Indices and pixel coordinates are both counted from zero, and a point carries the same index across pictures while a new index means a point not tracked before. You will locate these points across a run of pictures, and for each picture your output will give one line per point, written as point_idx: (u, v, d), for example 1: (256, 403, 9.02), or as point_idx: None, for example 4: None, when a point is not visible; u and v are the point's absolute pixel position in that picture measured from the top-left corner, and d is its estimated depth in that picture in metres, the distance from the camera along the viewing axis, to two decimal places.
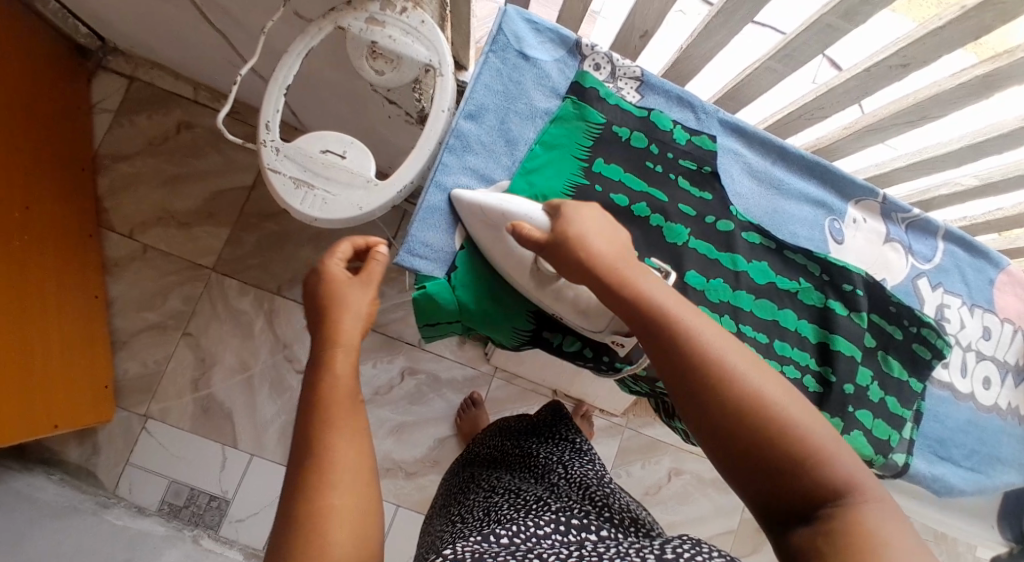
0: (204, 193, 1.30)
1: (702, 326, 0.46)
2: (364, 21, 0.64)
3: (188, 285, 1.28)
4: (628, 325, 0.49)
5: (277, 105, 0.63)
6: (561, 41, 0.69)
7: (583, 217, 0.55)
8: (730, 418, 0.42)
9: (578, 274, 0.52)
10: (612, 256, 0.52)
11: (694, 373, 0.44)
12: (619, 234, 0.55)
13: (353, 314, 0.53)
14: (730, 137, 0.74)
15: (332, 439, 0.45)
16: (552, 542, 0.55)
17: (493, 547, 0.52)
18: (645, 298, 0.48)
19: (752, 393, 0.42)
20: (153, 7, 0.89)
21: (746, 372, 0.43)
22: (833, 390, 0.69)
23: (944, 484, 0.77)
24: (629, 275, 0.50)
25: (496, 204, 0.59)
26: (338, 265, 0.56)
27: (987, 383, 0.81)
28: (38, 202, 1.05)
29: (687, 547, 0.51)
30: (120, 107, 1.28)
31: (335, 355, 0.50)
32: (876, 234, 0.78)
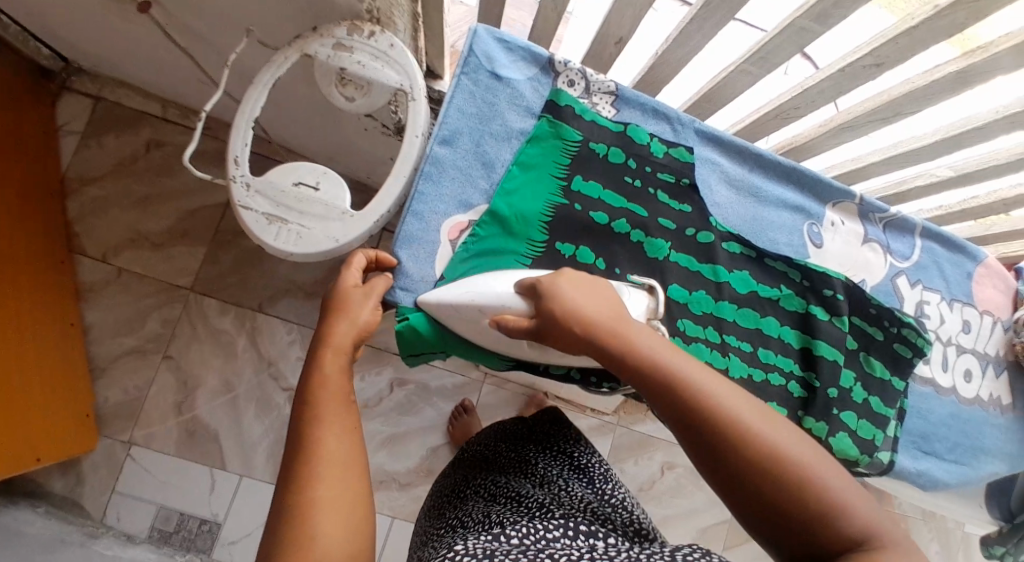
0: (180, 212, 1.27)
1: (701, 376, 0.46)
2: (331, 47, 0.63)
3: (166, 307, 1.25)
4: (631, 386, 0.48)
5: (246, 139, 0.62)
6: (533, 58, 0.69)
7: (565, 278, 0.53)
8: (737, 461, 0.42)
9: (566, 337, 0.51)
10: (606, 316, 0.50)
11: (697, 420, 0.44)
12: (606, 288, 0.54)
13: (352, 322, 0.52)
14: (707, 147, 0.74)
15: (320, 442, 0.44)
16: (558, 547, 0.53)
17: (497, 551, 0.50)
18: (640, 353, 0.47)
19: (756, 436, 0.42)
20: (116, 29, 0.86)
21: (758, 428, 0.43)
22: (817, 394, 0.70)
23: (929, 478, 0.78)
24: (620, 330, 0.49)
25: (465, 298, 0.57)
26: (352, 276, 0.56)
27: (968, 375, 0.83)
28: (6, 229, 1.02)
29: (697, 555, 0.49)
30: (87, 129, 1.24)
31: (325, 354, 0.49)
32: (855, 235, 0.78)
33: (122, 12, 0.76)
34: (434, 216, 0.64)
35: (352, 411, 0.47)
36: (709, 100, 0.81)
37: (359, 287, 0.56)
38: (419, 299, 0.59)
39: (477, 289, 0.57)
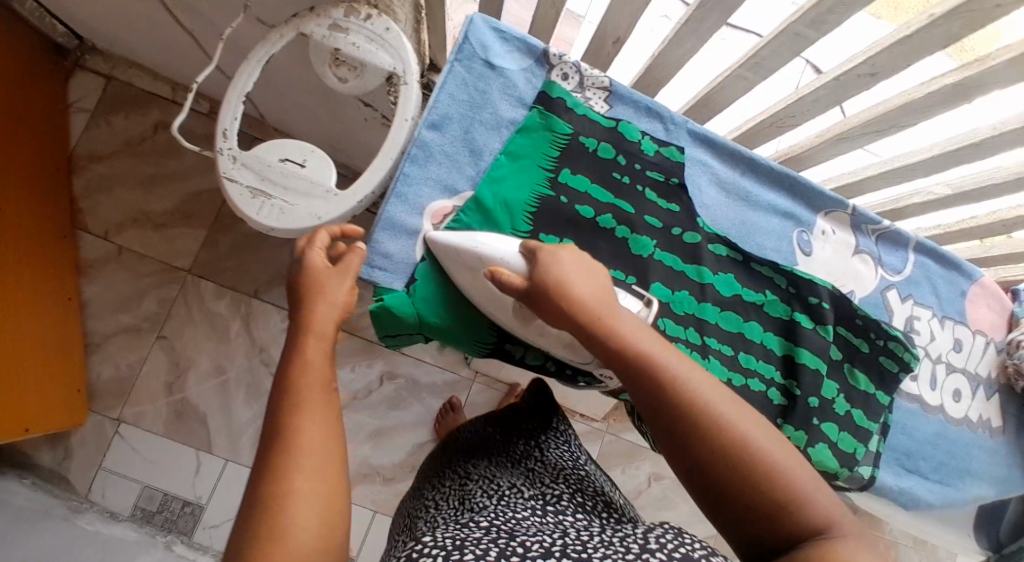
0: (183, 194, 1.28)
1: (690, 376, 0.46)
2: (327, 27, 0.64)
3: (163, 288, 1.26)
4: (612, 369, 0.49)
5: (235, 113, 0.62)
6: (528, 49, 0.69)
7: (565, 260, 0.53)
8: (720, 461, 0.43)
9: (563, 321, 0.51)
10: (593, 298, 0.51)
11: (681, 417, 0.44)
12: (596, 269, 0.54)
13: (329, 303, 0.52)
14: (699, 148, 0.73)
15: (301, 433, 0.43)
16: (532, 531, 0.52)
17: (471, 537, 0.48)
18: (632, 345, 0.48)
19: (738, 437, 0.43)
20: (125, 9, 0.88)
21: (729, 418, 0.44)
22: (798, 403, 0.69)
23: (911, 498, 0.77)
24: (614, 321, 0.49)
25: (467, 244, 0.58)
26: (320, 255, 0.55)
27: (957, 395, 0.81)
28: (10, 200, 1.03)
29: (669, 538, 0.48)
30: (97, 107, 1.26)
31: (307, 341, 0.49)
32: (846, 246, 0.77)
33: None
34: (418, 199, 0.64)
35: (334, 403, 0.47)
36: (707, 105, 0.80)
37: (328, 267, 0.55)
38: (428, 234, 0.61)
39: (480, 239, 0.57)
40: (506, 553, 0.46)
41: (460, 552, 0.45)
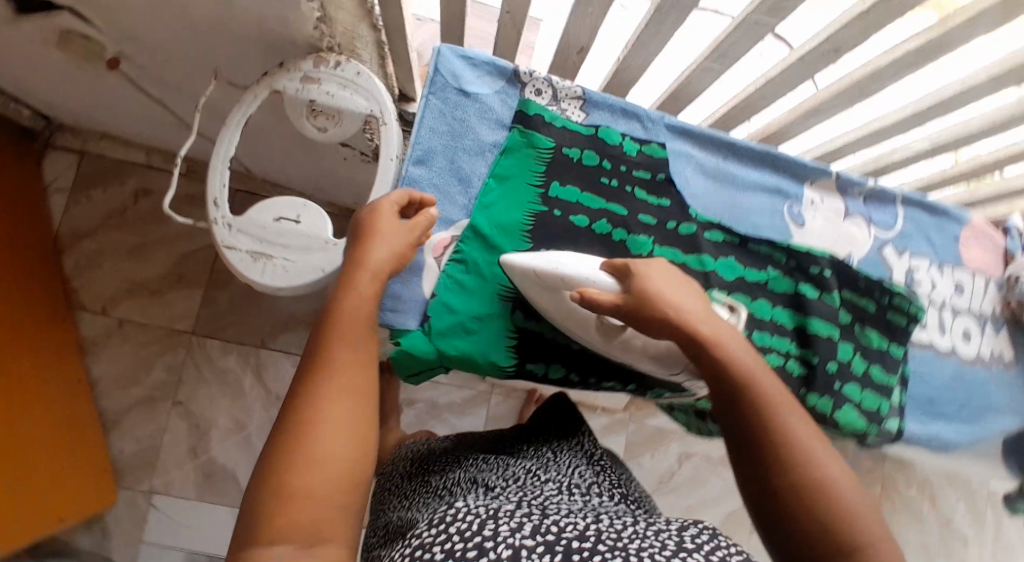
0: (174, 256, 1.28)
1: (775, 390, 0.49)
2: (299, 81, 0.64)
3: (170, 354, 1.26)
4: (715, 376, 0.51)
5: (222, 180, 0.62)
6: (498, 71, 0.69)
7: (661, 276, 0.55)
8: (778, 457, 0.46)
9: (650, 326, 0.53)
10: (701, 317, 0.53)
11: (754, 414, 0.48)
12: (696, 293, 0.56)
13: (391, 253, 0.53)
14: (679, 140, 0.74)
15: (342, 395, 0.43)
16: (561, 512, 0.50)
17: (502, 508, 0.48)
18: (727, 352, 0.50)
19: (806, 451, 0.45)
20: (92, 87, 0.88)
21: (819, 454, 0.46)
22: (816, 371, 0.70)
23: (940, 442, 0.78)
24: (714, 332, 0.52)
25: (550, 267, 0.57)
26: (391, 205, 0.56)
27: (967, 336, 0.83)
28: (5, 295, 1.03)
29: (707, 539, 0.47)
30: (74, 185, 1.26)
31: (360, 277, 0.51)
32: (836, 212, 0.79)
33: (97, 69, 0.78)
34: None
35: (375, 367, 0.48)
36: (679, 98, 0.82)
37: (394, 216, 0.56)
38: (503, 258, 0.59)
39: (564, 262, 0.57)
40: (540, 531, 0.45)
41: (494, 524, 0.45)
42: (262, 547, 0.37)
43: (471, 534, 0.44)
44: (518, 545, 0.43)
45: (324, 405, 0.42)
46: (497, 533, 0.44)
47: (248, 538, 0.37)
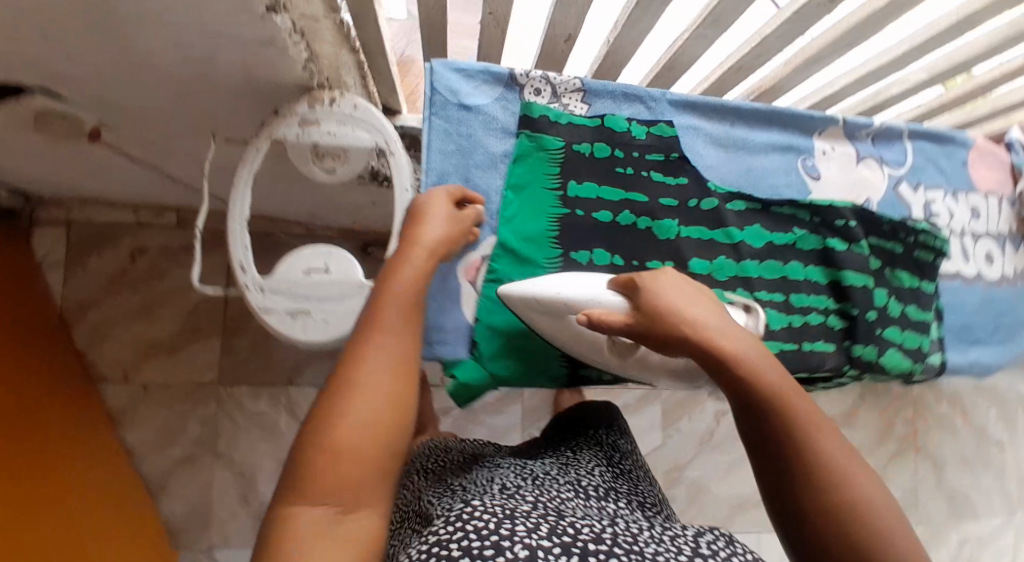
0: (183, 310, 1.26)
1: (797, 397, 0.48)
2: (297, 125, 0.63)
3: (201, 407, 1.25)
4: (736, 390, 0.49)
5: (244, 242, 0.61)
6: (495, 78, 0.67)
7: (668, 286, 0.54)
8: (803, 468, 0.46)
9: (661, 342, 0.52)
10: (718, 330, 0.51)
11: (773, 424, 0.48)
12: (709, 303, 0.55)
13: (440, 232, 0.57)
14: (685, 114, 0.73)
15: (383, 369, 0.48)
16: (575, 514, 0.50)
17: (519, 508, 0.47)
18: (747, 363, 0.49)
19: (834, 469, 0.46)
20: (75, 161, 0.85)
21: (847, 471, 0.46)
22: (858, 321, 0.71)
23: (981, 367, 0.80)
24: (732, 343, 0.50)
25: (550, 292, 0.57)
26: (441, 190, 0.60)
27: (990, 258, 0.83)
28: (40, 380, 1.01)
29: (721, 544, 0.48)
30: (68, 257, 1.23)
31: (413, 253, 0.54)
32: (848, 158, 0.78)
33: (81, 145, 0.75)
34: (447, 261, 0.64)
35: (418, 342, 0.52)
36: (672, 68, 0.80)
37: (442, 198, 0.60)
38: (499, 288, 0.60)
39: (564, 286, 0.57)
40: (556, 533, 0.44)
41: (511, 523, 0.44)
42: (294, 501, 0.41)
43: (487, 532, 0.42)
44: (535, 546, 0.42)
45: (359, 377, 0.46)
46: (514, 533, 0.42)
47: (286, 490, 0.42)
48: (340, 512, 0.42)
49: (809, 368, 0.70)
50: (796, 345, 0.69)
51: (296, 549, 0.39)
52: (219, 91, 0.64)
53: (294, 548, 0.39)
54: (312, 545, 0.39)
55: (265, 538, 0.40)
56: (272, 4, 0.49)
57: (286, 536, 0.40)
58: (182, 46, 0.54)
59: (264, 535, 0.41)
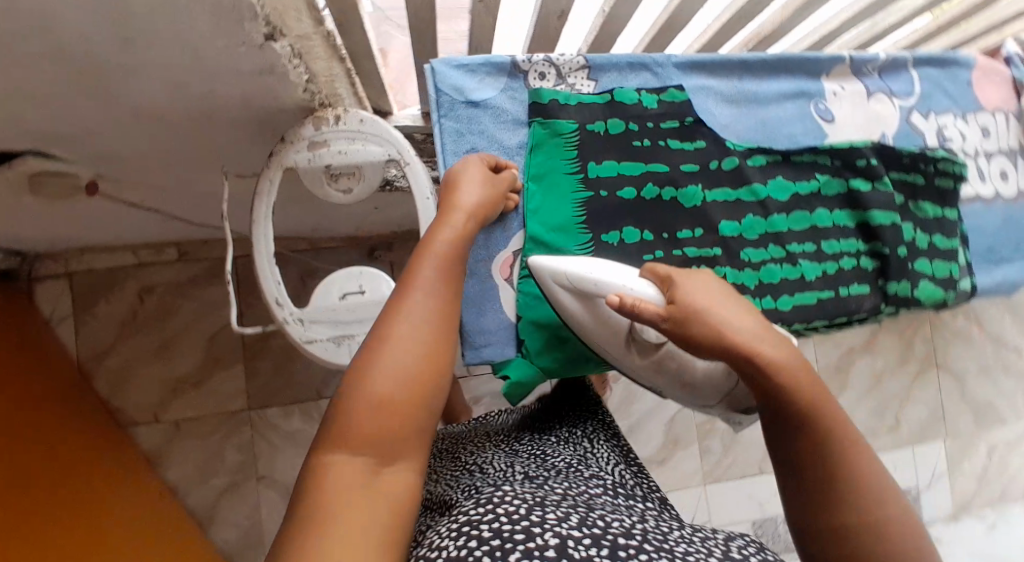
0: (201, 343, 1.24)
1: (839, 418, 0.44)
2: (307, 149, 0.62)
3: (235, 435, 1.24)
4: (768, 392, 0.45)
5: (276, 278, 0.62)
6: (498, 68, 0.66)
7: (703, 288, 0.50)
8: (837, 491, 0.42)
9: (694, 342, 0.48)
10: (752, 334, 0.47)
11: (808, 440, 0.44)
12: (743, 303, 0.50)
13: (474, 191, 0.57)
14: (692, 75, 0.71)
15: (420, 324, 0.46)
16: (606, 508, 0.46)
17: (548, 497, 0.44)
18: (792, 374, 0.44)
19: (864, 488, 0.42)
20: (70, 213, 0.81)
21: (876, 493, 0.42)
22: (890, 259, 0.71)
23: (1009, 284, 0.80)
24: (774, 351, 0.46)
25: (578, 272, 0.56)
26: (476, 158, 0.60)
27: (1005, 176, 0.84)
28: (67, 436, 0.98)
29: (752, 548, 0.44)
30: (75, 308, 1.20)
31: (451, 215, 0.54)
32: (858, 94, 0.77)
33: (78, 197, 0.72)
34: (481, 263, 0.64)
35: (457, 298, 0.51)
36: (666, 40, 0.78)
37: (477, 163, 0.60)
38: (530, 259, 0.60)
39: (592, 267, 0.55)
40: (587, 524, 0.41)
41: (541, 512, 0.41)
42: (328, 454, 0.40)
43: (517, 517, 0.40)
44: (566, 535, 0.38)
45: (393, 329, 0.45)
46: (544, 520, 0.40)
47: (322, 444, 0.41)
48: (374, 467, 0.40)
49: (847, 312, 0.70)
50: (833, 292, 0.70)
51: (324, 513, 0.36)
52: (217, 124, 0.62)
53: (327, 503, 0.37)
54: (344, 502, 0.37)
55: (300, 492, 0.39)
56: (270, 31, 0.46)
57: (322, 487, 0.38)
58: (177, 86, 0.52)
59: (298, 490, 0.39)
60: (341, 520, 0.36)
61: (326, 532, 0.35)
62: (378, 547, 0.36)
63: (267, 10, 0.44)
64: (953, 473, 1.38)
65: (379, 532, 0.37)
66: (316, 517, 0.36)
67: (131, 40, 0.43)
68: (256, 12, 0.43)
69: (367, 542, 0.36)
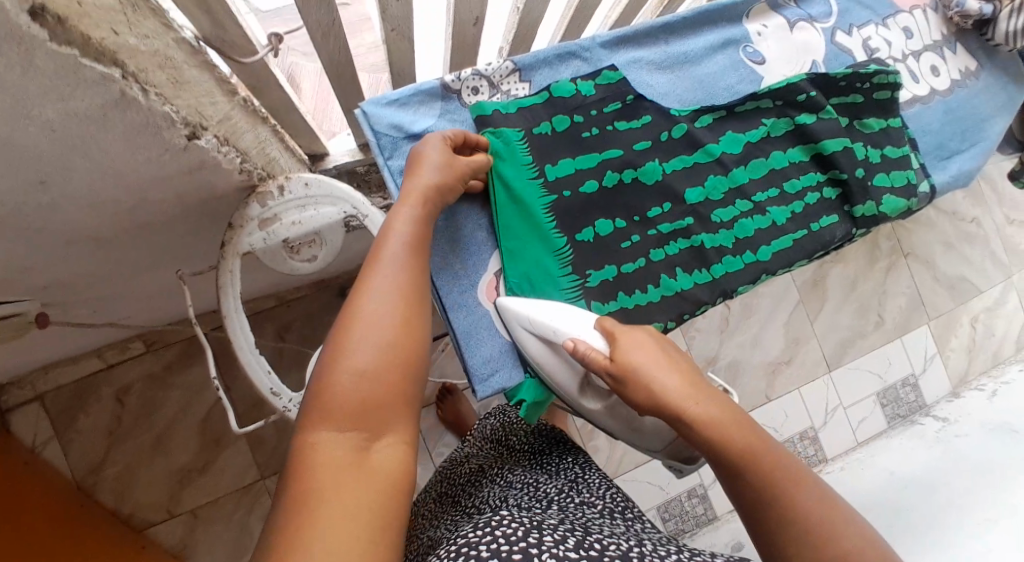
0: (195, 429, 1.13)
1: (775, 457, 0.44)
2: (260, 229, 0.61)
3: (256, 507, 1.13)
4: (705, 438, 0.45)
5: (265, 370, 0.66)
6: (429, 94, 0.64)
7: (639, 345, 0.51)
8: (785, 531, 0.42)
9: (633, 399, 0.50)
10: (686, 388, 0.47)
11: (751, 482, 0.43)
12: (676, 356, 0.51)
13: (431, 167, 0.55)
14: (621, 50, 0.70)
15: (389, 296, 0.46)
16: (602, 529, 0.46)
17: (544, 521, 0.44)
18: (716, 428, 0.45)
19: (819, 520, 0.41)
20: (15, 345, 0.74)
21: (829, 522, 0.41)
22: (850, 184, 0.73)
23: (963, 174, 0.83)
24: (705, 412, 0.46)
25: (540, 318, 0.59)
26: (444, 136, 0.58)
27: (936, 70, 0.86)
28: (79, 546, 0.88)
29: None
30: (56, 427, 1.08)
31: (409, 204, 0.53)
32: (782, 28, 0.78)
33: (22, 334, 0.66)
34: (467, 295, 0.64)
35: (426, 269, 0.51)
36: (585, 21, 0.76)
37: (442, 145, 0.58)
38: (500, 301, 0.62)
39: (551, 321, 0.58)
40: (584, 547, 0.41)
41: (538, 532, 0.41)
42: (314, 432, 0.39)
43: (516, 538, 0.40)
44: (564, 556, 0.39)
45: (364, 303, 0.45)
46: (542, 542, 0.40)
47: (307, 423, 0.40)
48: (362, 445, 0.39)
49: (824, 244, 0.72)
50: (806, 230, 0.72)
51: (310, 505, 0.35)
52: (156, 225, 0.59)
53: (313, 482, 0.36)
54: (330, 479, 0.37)
55: (287, 474, 0.38)
56: (192, 130, 0.46)
57: (308, 466, 0.38)
58: (105, 205, 0.50)
59: (285, 471, 0.39)
60: (330, 504, 0.35)
61: (317, 515, 0.34)
62: (368, 530, 0.35)
63: (182, 112, 0.44)
64: (942, 349, 1.46)
65: (373, 511, 0.36)
66: (307, 505, 0.35)
67: (46, 182, 0.41)
68: (172, 118, 0.43)
69: (359, 520, 0.35)
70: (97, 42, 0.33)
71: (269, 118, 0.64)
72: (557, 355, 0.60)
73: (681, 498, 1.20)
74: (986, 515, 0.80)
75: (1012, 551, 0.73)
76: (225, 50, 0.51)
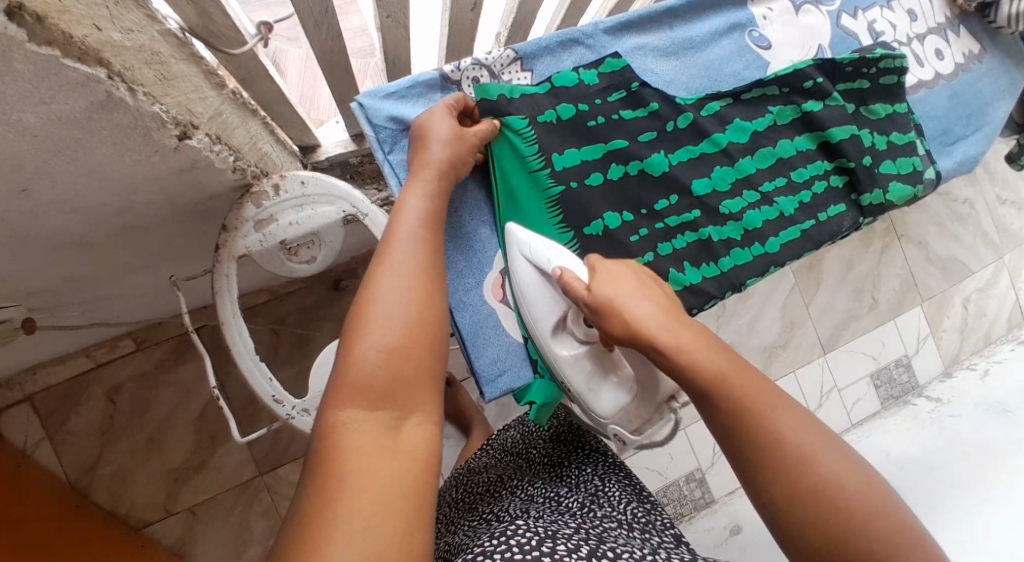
0: (190, 426, 1.10)
1: (753, 387, 0.41)
2: (256, 231, 0.59)
3: (255, 503, 1.12)
4: (682, 364, 0.42)
5: (266, 377, 0.64)
6: (428, 85, 0.62)
7: (617, 275, 0.48)
8: (761, 465, 0.40)
9: (606, 330, 0.47)
10: (661, 316, 0.44)
11: (727, 410, 0.41)
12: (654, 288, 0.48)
13: (434, 138, 0.55)
14: (624, 36, 0.68)
15: (407, 270, 0.45)
16: (618, 540, 0.45)
17: (560, 531, 0.43)
18: (686, 354, 0.42)
19: (796, 446, 0.39)
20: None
21: (807, 447, 0.39)
22: (858, 172, 0.72)
23: (968, 159, 0.83)
24: (682, 335, 0.43)
25: (542, 249, 0.57)
26: (448, 103, 0.58)
27: (940, 54, 0.84)
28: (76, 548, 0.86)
29: None
30: (47, 428, 1.05)
31: (417, 182, 0.52)
32: (787, 12, 0.76)
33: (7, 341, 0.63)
34: (472, 294, 0.63)
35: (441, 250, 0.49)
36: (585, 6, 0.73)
37: (445, 109, 0.58)
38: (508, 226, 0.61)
39: (549, 252, 0.56)
40: (598, 557, 0.40)
41: (553, 542, 0.40)
42: (339, 412, 0.38)
43: (531, 547, 0.39)
44: None
45: (383, 278, 0.44)
46: (557, 551, 0.39)
47: (330, 401, 0.38)
48: (388, 425, 0.38)
49: (832, 233, 0.71)
50: (814, 219, 0.71)
51: (336, 491, 0.33)
52: (147, 227, 0.56)
53: (341, 465, 0.35)
54: (360, 460, 0.35)
55: (313, 456, 0.36)
56: (182, 130, 0.43)
57: (337, 448, 0.36)
58: (92, 208, 0.47)
59: (311, 454, 0.37)
60: (359, 488, 0.34)
61: (350, 499, 0.33)
62: (402, 520, 0.33)
63: (171, 111, 0.42)
64: (934, 329, 1.47)
65: (401, 495, 0.34)
66: (333, 488, 0.34)
67: (30, 189, 0.39)
68: (162, 118, 0.41)
69: (386, 505, 0.33)
70: (80, 40, 0.31)
71: (260, 113, 0.61)
72: (548, 289, 0.58)
73: (680, 483, 1.20)
74: (984, 495, 0.81)
75: (1010, 531, 0.74)
76: (213, 41, 0.48)
